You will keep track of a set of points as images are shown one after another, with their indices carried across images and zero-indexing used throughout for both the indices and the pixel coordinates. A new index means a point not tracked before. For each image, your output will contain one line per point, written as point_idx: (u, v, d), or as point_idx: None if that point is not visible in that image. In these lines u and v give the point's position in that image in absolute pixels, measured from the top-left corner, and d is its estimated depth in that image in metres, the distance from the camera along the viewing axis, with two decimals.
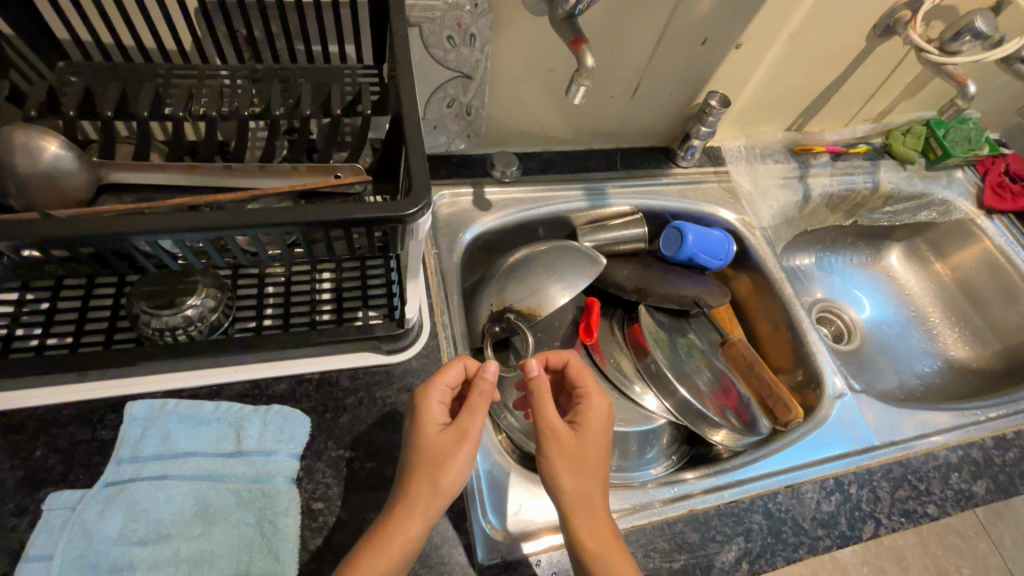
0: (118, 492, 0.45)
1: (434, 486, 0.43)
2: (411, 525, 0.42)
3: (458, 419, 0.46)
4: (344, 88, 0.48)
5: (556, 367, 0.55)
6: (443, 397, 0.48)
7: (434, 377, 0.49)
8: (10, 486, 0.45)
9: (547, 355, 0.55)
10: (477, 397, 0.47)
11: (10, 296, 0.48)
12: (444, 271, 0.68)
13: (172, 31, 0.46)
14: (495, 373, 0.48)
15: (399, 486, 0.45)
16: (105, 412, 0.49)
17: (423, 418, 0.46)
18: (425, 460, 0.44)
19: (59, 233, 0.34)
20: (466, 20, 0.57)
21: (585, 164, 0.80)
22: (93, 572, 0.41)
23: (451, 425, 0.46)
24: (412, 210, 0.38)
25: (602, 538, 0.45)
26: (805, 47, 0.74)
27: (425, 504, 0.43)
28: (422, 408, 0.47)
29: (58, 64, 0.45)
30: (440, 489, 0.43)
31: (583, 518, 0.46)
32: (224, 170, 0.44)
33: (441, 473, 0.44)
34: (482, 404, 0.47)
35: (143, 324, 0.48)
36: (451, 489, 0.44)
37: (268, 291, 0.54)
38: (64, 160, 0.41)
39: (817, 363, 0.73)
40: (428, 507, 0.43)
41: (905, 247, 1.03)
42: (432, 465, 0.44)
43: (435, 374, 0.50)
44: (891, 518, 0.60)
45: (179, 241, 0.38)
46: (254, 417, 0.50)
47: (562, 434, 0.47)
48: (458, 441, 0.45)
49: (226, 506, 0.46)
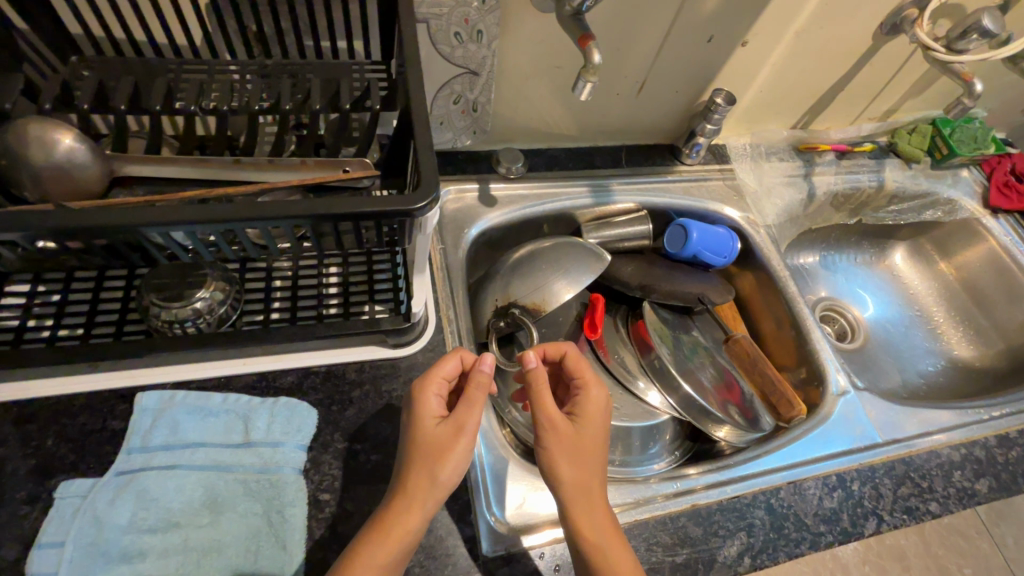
0: (129, 481, 0.45)
1: (432, 479, 0.44)
2: (410, 518, 0.43)
3: (456, 413, 0.46)
4: (353, 83, 0.49)
5: (554, 360, 0.56)
6: (440, 390, 0.49)
7: (431, 370, 0.49)
8: (21, 474, 0.46)
9: (544, 347, 0.55)
10: (475, 390, 0.47)
11: (22, 287, 0.49)
12: (450, 266, 0.68)
13: (183, 27, 0.47)
14: (492, 366, 0.49)
15: (398, 479, 0.45)
16: (115, 403, 0.50)
17: (421, 411, 0.47)
18: (423, 453, 0.45)
19: (74, 224, 0.34)
20: (473, 17, 0.58)
21: (590, 161, 0.81)
22: (104, 560, 0.42)
23: (449, 418, 0.46)
24: (421, 203, 0.38)
25: (601, 529, 0.45)
26: (812, 45, 0.74)
27: (423, 497, 0.43)
28: (421, 401, 0.47)
29: (71, 58, 0.45)
30: (439, 482, 0.44)
31: (582, 509, 0.46)
32: (234, 164, 0.44)
33: (440, 466, 0.44)
34: (480, 397, 0.47)
35: (152, 316, 0.49)
36: (449, 483, 0.44)
37: (276, 284, 0.54)
38: (78, 153, 0.42)
39: (820, 361, 0.74)
40: (426, 500, 0.43)
41: (910, 246, 1.03)
42: (430, 458, 0.44)
43: (432, 367, 0.50)
44: (893, 515, 0.60)
45: (190, 233, 0.38)
46: (262, 409, 0.51)
47: (560, 425, 0.48)
48: (456, 435, 0.45)
49: (235, 496, 0.46)
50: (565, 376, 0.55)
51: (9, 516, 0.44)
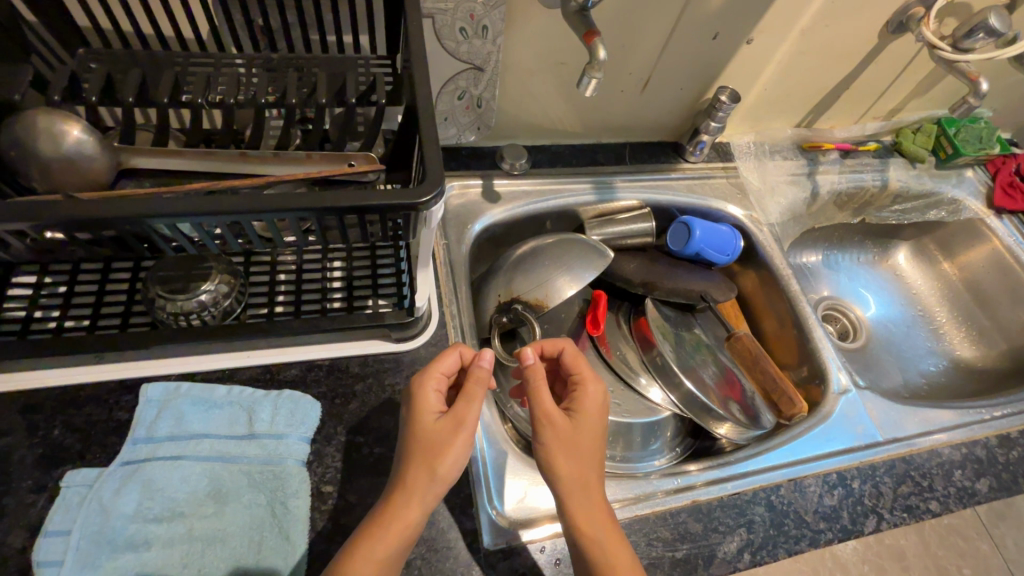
0: (134, 471, 0.46)
1: (430, 474, 0.44)
2: (409, 512, 0.43)
3: (455, 408, 0.47)
4: (359, 78, 0.49)
5: (552, 356, 0.56)
6: (439, 385, 0.49)
7: (430, 365, 0.50)
8: (28, 464, 0.46)
9: (542, 343, 0.56)
10: (476, 382, 0.47)
11: (28, 278, 0.49)
12: (453, 261, 0.68)
13: (190, 21, 0.47)
14: (491, 361, 0.49)
15: (397, 473, 0.45)
16: (120, 394, 0.50)
17: (421, 405, 0.47)
18: (422, 448, 0.45)
19: (82, 214, 0.35)
20: (479, 13, 0.58)
21: (594, 158, 0.81)
22: (110, 548, 0.43)
23: (448, 413, 0.47)
24: (427, 197, 0.39)
25: (599, 523, 0.46)
26: (817, 43, 0.74)
27: (422, 491, 0.44)
28: (422, 394, 0.48)
29: (78, 51, 0.46)
30: (437, 477, 0.44)
31: (580, 504, 0.46)
32: (240, 157, 0.45)
33: (439, 461, 0.44)
34: (479, 393, 0.47)
35: (158, 308, 0.49)
36: (449, 477, 0.45)
37: (280, 277, 0.54)
38: (86, 145, 0.42)
39: (822, 359, 0.74)
40: (425, 495, 0.44)
41: (913, 246, 1.03)
42: (429, 453, 0.44)
43: (431, 362, 0.50)
44: (893, 513, 0.60)
45: (197, 225, 0.39)
46: (265, 401, 0.51)
47: (557, 421, 0.48)
48: (455, 430, 0.45)
49: (239, 487, 0.47)
50: (564, 371, 0.55)
51: (16, 505, 0.45)
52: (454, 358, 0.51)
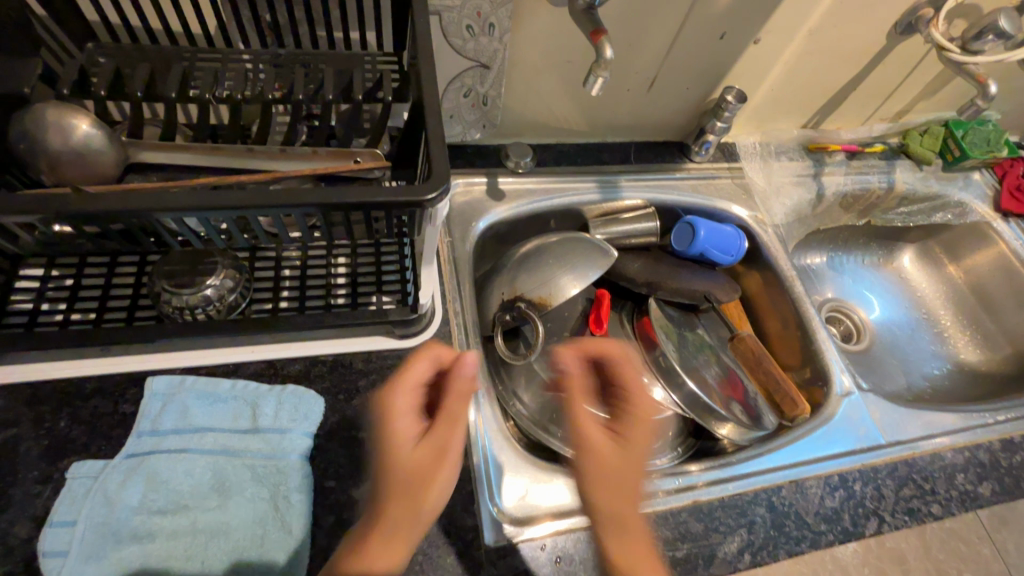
0: (139, 463, 0.46)
1: (418, 506, 0.42)
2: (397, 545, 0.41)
3: (437, 435, 0.44)
4: (366, 74, 0.49)
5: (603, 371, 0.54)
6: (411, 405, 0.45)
7: (398, 382, 0.46)
8: (34, 455, 0.47)
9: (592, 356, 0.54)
10: (460, 391, 0.46)
11: (36, 271, 0.50)
12: (457, 259, 0.68)
13: (199, 16, 0.47)
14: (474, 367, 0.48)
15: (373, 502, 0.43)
16: (125, 387, 0.50)
17: (396, 430, 0.44)
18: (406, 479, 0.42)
19: (90, 207, 0.35)
20: (486, 10, 0.58)
21: (599, 156, 0.80)
22: (115, 539, 0.43)
23: (428, 441, 0.44)
24: (430, 194, 0.38)
25: (636, 561, 0.42)
26: (825, 44, 0.74)
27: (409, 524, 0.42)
28: (404, 400, 0.45)
29: (87, 45, 0.46)
30: (424, 508, 0.43)
31: (618, 536, 0.43)
32: (247, 153, 0.45)
33: (426, 491, 0.43)
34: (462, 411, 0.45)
35: (163, 302, 0.50)
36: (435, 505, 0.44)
37: (285, 272, 0.55)
38: (94, 139, 0.42)
39: (825, 362, 0.74)
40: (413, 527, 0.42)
41: (918, 249, 1.03)
42: (414, 484, 0.42)
43: (398, 377, 0.46)
44: (895, 516, 0.60)
45: (204, 219, 0.39)
46: (269, 396, 0.51)
47: (597, 441, 0.46)
48: (440, 459, 0.43)
49: (242, 481, 0.47)
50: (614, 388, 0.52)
51: (22, 495, 0.45)
52: (433, 361, 0.48)
